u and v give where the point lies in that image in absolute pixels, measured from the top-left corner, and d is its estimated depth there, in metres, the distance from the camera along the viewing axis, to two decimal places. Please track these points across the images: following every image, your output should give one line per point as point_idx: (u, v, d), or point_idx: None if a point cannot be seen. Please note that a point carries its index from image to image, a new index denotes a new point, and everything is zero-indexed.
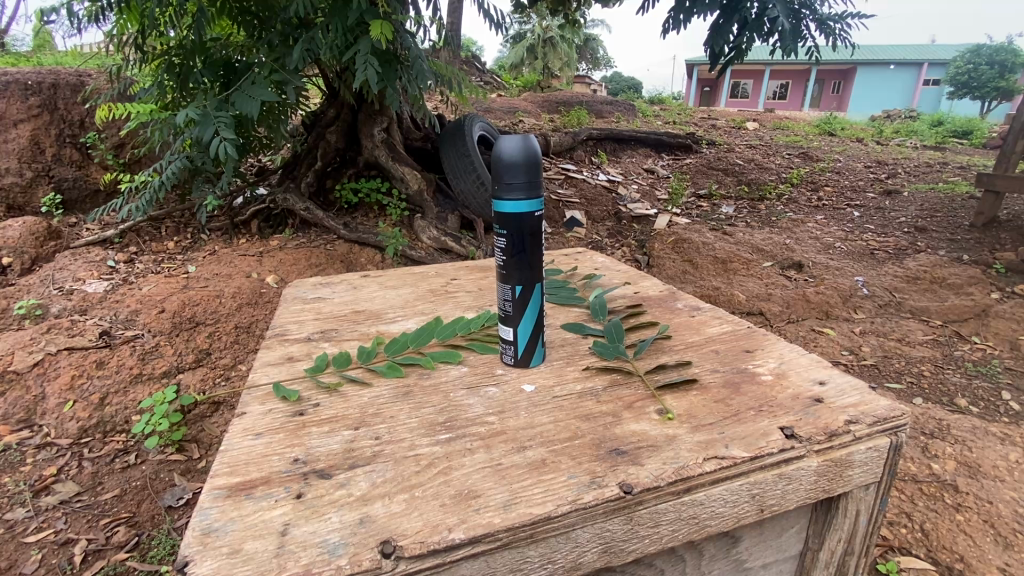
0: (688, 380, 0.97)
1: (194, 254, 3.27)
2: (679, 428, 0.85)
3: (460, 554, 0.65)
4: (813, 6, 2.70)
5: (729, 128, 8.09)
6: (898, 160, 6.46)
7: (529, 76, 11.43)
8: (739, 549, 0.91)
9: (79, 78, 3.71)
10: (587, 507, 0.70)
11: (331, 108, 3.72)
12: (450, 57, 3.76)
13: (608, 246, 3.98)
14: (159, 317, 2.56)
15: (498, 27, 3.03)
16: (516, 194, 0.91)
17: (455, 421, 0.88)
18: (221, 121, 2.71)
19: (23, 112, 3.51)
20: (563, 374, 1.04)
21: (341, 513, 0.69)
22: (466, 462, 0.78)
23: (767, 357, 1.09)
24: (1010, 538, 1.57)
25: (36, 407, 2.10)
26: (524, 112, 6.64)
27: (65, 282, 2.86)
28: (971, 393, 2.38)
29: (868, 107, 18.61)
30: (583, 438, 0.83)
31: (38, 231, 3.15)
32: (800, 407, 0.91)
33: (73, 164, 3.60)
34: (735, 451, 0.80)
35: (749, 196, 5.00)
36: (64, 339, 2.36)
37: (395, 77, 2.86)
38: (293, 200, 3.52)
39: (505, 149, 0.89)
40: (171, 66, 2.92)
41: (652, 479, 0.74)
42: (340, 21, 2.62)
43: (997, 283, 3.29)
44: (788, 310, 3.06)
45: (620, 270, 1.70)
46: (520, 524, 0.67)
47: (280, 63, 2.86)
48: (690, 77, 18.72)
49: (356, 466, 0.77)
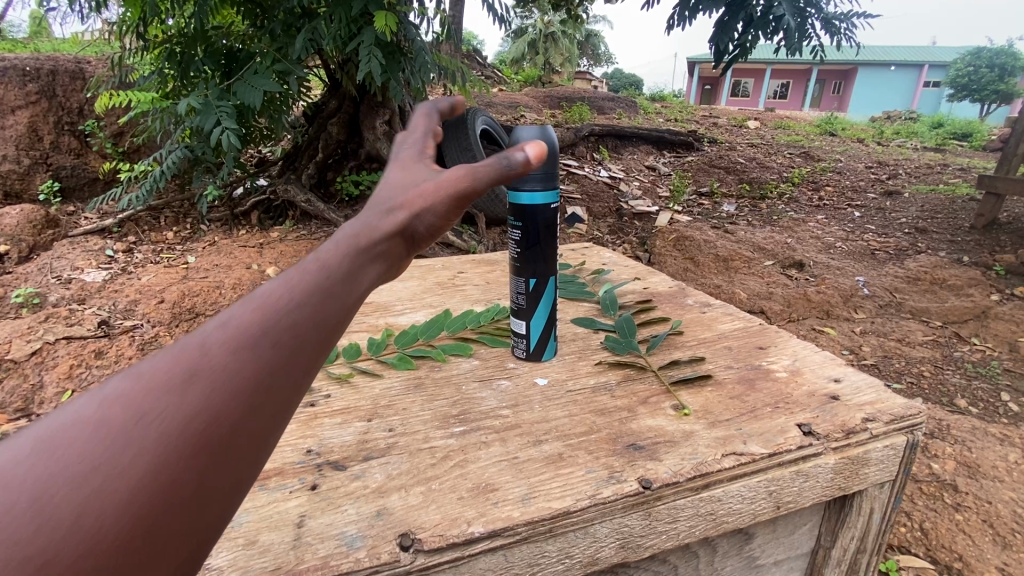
0: (702, 377, 0.96)
1: (193, 245, 3.25)
2: (695, 423, 0.85)
3: (479, 548, 0.64)
4: (820, 4, 2.68)
5: (729, 126, 8.08)
6: (899, 161, 6.46)
7: (529, 71, 11.31)
8: (751, 546, 0.90)
9: (78, 64, 3.64)
10: (606, 502, 0.69)
11: (333, 100, 3.68)
12: (452, 49, 3.71)
13: (610, 242, 3.98)
14: (158, 308, 2.55)
15: (503, 20, 2.96)
16: (531, 185, 0.90)
17: (468, 414, 0.87)
18: (224, 112, 2.72)
19: (21, 98, 3.48)
20: (575, 368, 1.03)
21: (357, 505, 0.68)
22: (482, 455, 0.77)
23: (780, 354, 1.08)
24: (1009, 538, 1.57)
25: (33, 396, 2.07)
26: (525, 106, 6.62)
27: (63, 270, 2.84)
28: (971, 393, 2.39)
29: (865, 109, 18.74)
30: (599, 432, 0.82)
31: (36, 219, 3.13)
32: (816, 404, 0.90)
33: (72, 152, 3.57)
34: (753, 448, 0.79)
35: (749, 195, 4.99)
36: (63, 329, 2.35)
37: (398, 68, 2.84)
38: (294, 190, 3.50)
39: (521, 141, 0.88)
40: (171, 54, 2.87)
41: (670, 475, 0.73)
42: (344, 11, 2.58)
43: (996, 285, 3.31)
44: (789, 309, 3.06)
45: (628, 265, 1.69)
46: (540, 518, 0.66)
47: (282, 53, 2.85)
48: (691, 76, 18.66)
49: (371, 458, 0.77)
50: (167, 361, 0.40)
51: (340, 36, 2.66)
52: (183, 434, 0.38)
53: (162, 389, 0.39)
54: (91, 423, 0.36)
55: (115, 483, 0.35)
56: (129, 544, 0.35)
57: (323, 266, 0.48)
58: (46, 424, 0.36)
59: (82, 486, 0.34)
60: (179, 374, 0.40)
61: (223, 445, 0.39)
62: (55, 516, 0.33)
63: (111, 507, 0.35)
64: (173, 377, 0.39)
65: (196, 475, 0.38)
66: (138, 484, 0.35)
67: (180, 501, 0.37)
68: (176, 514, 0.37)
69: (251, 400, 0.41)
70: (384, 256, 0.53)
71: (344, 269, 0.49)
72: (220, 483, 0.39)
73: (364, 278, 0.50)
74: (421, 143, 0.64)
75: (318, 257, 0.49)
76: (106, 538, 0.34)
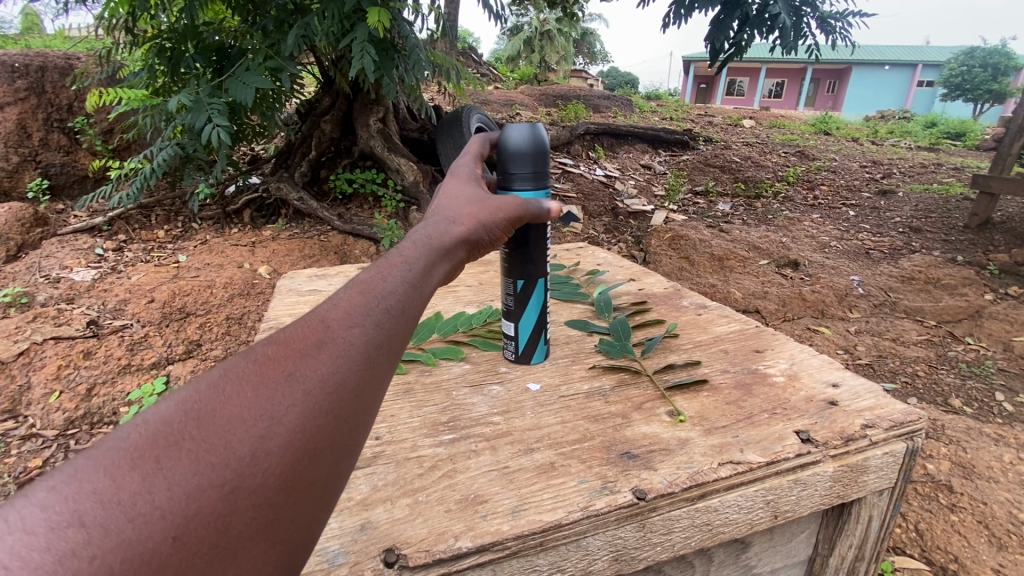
0: (698, 381, 0.94)
1: (184, 244, 3.21)
2: (691, 430, 0.82)
3: (466, 564, 0.61)
4: (815, 3, 2.66)
5: (725, 125, 8.07)
6: (893, 160, 6.47)
7: (525, 69, 11.24)
8: (748, 555, 0.88)
9: (68, 60, 3.60)
10: (598, 514, 0.67)
11: (326, 97, 3.62)
12: (446, 47, 3.67)
13: (605, 241, 3.95)
14: (148, 307, 2.51)
15: (498, 17, 2.93)
16: (523, 184, 0.86)
17: (458, 421, 0.85)
18: (214, 109, 2.68)
19: (10, 94, 3.43)
20: (568, 373, 1.00)
21: (339, 519, 0.65)
22: (472, 465, 0.74)
23: (777, 358, 1.06)
24: (1004, 539, 1.56)
25: (21, 397, 2.04)
26: (520, 104, 6.59)
27: (51, 269, 2.80)
28: (965, 393, 2.38)
29: (860, 108, 18.78)
30: (592, 440, 0.80)
31: (25, 217, 3.08)
32: (814, 410, 0.88)
33: (61, 150, 3.52)
34: (751, 456, 0.77)
35: (745, 194, 4.98)
36: (51, 328, 2.31)
37: (391, 66, 2.80)
38: (286, 189, 3.45)
39: (511, 140, 0.86)
40: (162, 50, 2.82)
41: (665, 485, 0.71)
42: (336, 8, 2.56)
43: (990, 284, 3.31)
44: (784, 308, 3.05)
45: (623, 266, 1.67)
46: (530, 532, 0.63)
47: (274, 50, 2.80)
48: (687, 75, 18.65)
49: (356, 468, 0.74)
50: (298, 331, 0.47)
51: (332, 33, 2.61)
52: (321, 391, 0.45)
53: (300, 354, 0.46)
54: (250, 379, 0.43)
55: (277, 427, 0.41)
56: (289, 481, 0.41)
57: (407, 260, 0.59)
58: (209, 381, 0.42)
59: (254, 424, 0.41)
60: (313, 339, 0.47)
61: (352, 403, 0.46)
62: (235, 453, 0.39)
63: (275, 447, 0.41)
64: (308, 344, 0.47)
65: (332, 425, 0.44)
66: (293, 429, 0.42)
67: (320, 449, 0.43)
68: (319, 460, 0.43)
69: (368, 365, 0.48)
70: (450, 256, 0.65)
71: (422, 265, 0.60)
72: (351, 435, 0.45)
73: (435, 273, 0.61)
74: (472, 165, 0.85)
75: (401, 253, 0.60)
76: (273, 473, 0.40)
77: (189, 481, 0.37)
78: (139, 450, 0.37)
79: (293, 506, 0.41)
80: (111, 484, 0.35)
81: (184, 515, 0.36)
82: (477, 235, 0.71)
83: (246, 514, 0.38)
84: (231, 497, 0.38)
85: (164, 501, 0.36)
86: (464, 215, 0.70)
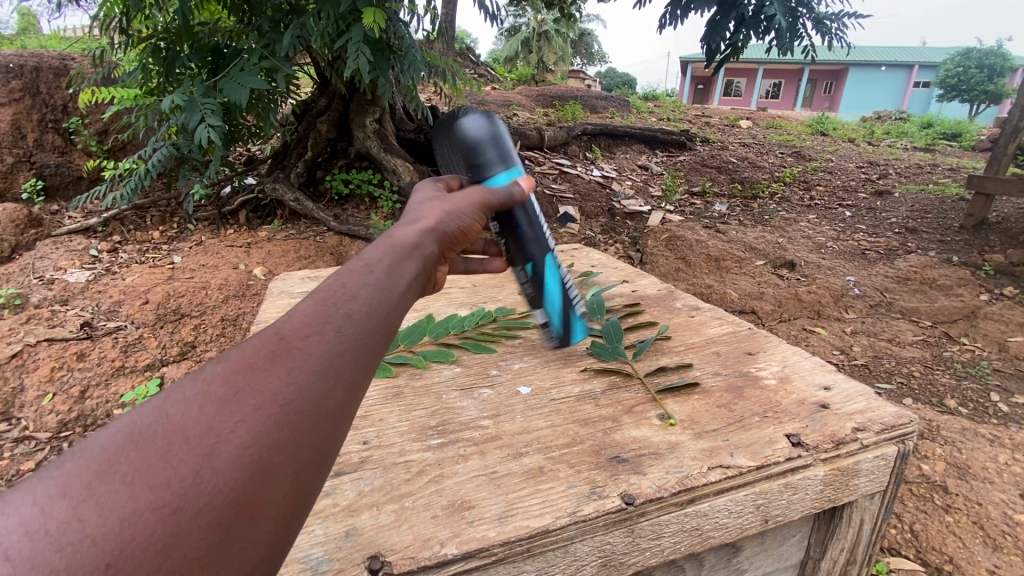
0: (689, 384, 0.94)
1: (180, 245, 3.19)
2: (681, 434, 0.82)
3: (451, 571, 0.61)
4: (811, 4, 2.66)
5: (722, 125, 8.08)
6: (889, 161, 6.48)
7: (522, 70, 11.22)
8: (740, 559, 0.88)
9: (63, 61, 3.58)
10: (586, 519, 0.66)
11: (323, 98, 3.63)
12: (441, 48, 3.66)
13: (602, 242, 3.95)
14: (143, 309, 2.49)
15: (494, 18, 2.92)
16: (493, 169, 0.90)
17: (447, 425, 0.84)
18: (208, 108, 2.67)
19: (4, 95, 3.42)
20: (560, 376, 1.00)
21: (325, 525, 0.64)
22: (459, 470, 0.74)
23: (769, 360, 1.06)
24: (999, 540, 1.56)
25: (14, 399, 2.03)
26: (518, 104, 6.58)
27: (45, 271, 2.79)
28: (960, 393, 2.38)
29: (856, 108, 18.83)
30: (582, 444, 0.79)
31: (19, 218, 3.06)
32: (805, 413, 0.88)
33: (56, 150, 3.50)
34: (741, 460, 0.76)
35: (741, 194, 4.98)
36: (44, 331, 2.29)
37: (387, 66, 2.78)
38: (282, 190, 3.44)
39: (468, 133, 0.91)
40: (156, 50, 2.77)
41: (654, 489, 0.71)
42: (332, 8, 2.53)
43: (985, 285, 3.32)
44: (780, 309, 3.05)
45: (617, 267, 1.66)
46: (516, 538, 0.63)
47: (269, 49, 2.78)
48: (684, 76, 18.67)
49: (342, 473, 0.73)
50: (254, 341, 0.45)
51: (328, 33, 2.60)
52: (275, 404, 0.41)
53: (253, 367, 0.43)
54: (198, 395, 0.40)
55: (224, 445, 0.38)
56: (237, 502, 0.38)
57: (378, 260, 0.56)
58: (155, 400, 0.40)
59: (198, 443, 0.38)
60: (270, 349, 0.44)
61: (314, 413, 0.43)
62: (175, 475, 0.37)
63: (222, 466, 0.38)
64: (263, 355, 0.44)
65: (288, 439, 0.41)
66: (243, 445, 0.39)
67: (275, 465, 0.40)
68: (275, 474, 0.40)
69: (328, 375, 0.44)
70: (424, 252, 0.62)
71: (395, 263, 0.56)
72: (312, 447, 0.42)
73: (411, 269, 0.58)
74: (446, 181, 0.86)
75: (371, 253, 0.57)
76: (219, 493, 0.37)
77: (123, 506, 0.35)
78: (75, 478, 0.35)
79: (245, 526, 0.38)
80: (42, 513, 0.33)
81: (118, 542, 0.33)
82: (447, 231, 0.68)
83: (193, 538, 0.35)
84: (173, 520, 0.35)
85: (96, 528, 0.33)
86: (432, 215, 0.68)
